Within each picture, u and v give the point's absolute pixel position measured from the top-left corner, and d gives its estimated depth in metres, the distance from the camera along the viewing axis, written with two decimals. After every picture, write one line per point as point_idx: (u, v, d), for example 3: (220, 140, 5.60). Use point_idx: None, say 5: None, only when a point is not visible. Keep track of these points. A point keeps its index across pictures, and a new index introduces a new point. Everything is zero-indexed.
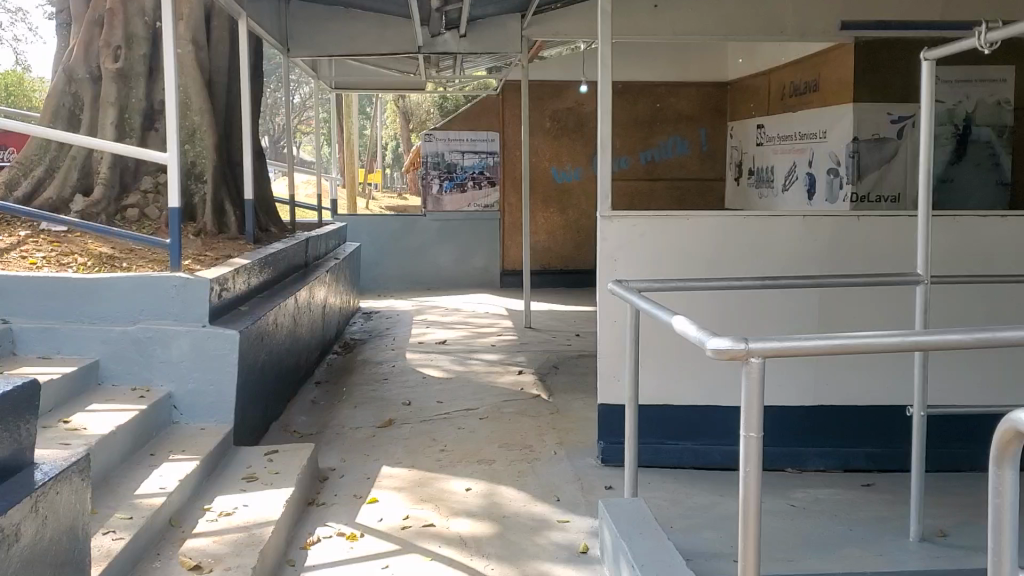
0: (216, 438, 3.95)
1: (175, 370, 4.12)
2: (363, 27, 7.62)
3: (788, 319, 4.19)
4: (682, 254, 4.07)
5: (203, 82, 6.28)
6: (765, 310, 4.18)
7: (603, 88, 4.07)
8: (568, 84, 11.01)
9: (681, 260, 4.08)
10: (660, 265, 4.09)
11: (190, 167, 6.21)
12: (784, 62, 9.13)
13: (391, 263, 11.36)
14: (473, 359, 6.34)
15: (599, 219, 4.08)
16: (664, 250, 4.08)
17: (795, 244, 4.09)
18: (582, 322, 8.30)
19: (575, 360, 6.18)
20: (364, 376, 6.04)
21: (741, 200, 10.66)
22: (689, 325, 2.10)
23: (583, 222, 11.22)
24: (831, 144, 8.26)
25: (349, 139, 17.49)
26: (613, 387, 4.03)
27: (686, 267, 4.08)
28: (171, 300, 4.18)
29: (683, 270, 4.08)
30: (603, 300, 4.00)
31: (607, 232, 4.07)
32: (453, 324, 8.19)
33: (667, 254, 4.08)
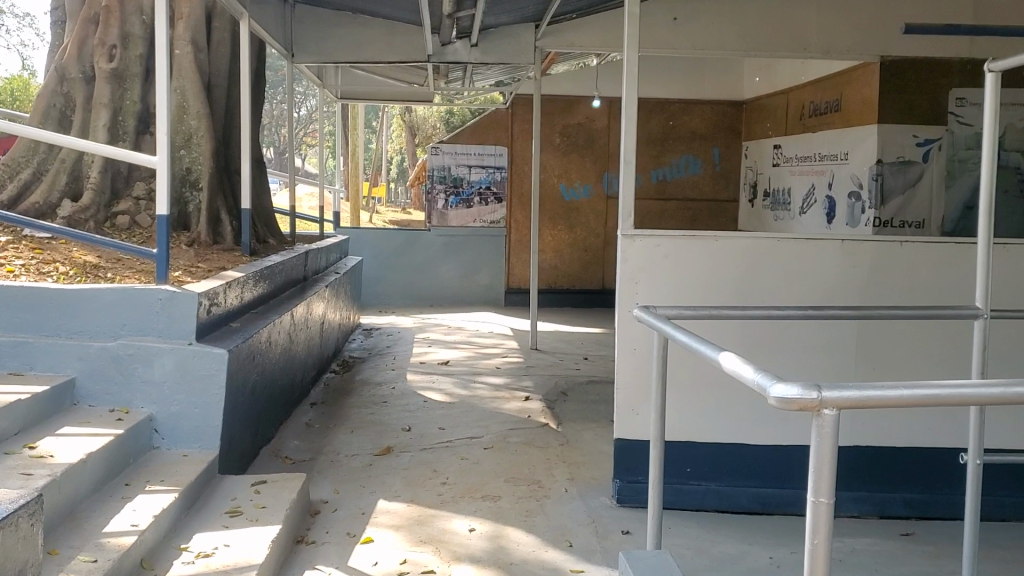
0: (198, 466, 3.63)
1: (157, 391, 3.80)
2: (370, 34, 7.35)
3: (822, 351, 3.88)
4: (710, 278, 3.76)
5: (202, 85, 6.00)
6: (797, 341, 3.87)
7: (628, 98, 3.78)
8: (579, 99, 10.73)
9: (708, 285, 3.76)
10: (686, 289, 3.77)
11: (186, 174, 5.92)
12: (804, 81, 8.89)
13: (393, 279, 11.04)
14: (478, 382, 6.01)
15: (620, 237, 3.76)
16: (690, 272, 3.76)
17: (832, 272, 3.78)
18: (590, 345, 7.98)
19: (585, 386, 5.86)
20: (362, 398, 5.72)
21: (755, 222, 10.39)
22: (744, 368, 1.80)
23: (591, 241, 10.92)
24: (852, 166, 7.96)
25: (354, 151, 17.21)
26: (632, 421, 3.73)
27: (713, 293, 3.77)
28: (155, 315, 3.86)
29: (711, 296, 3.77)
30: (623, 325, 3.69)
31: (628, 252, 3.75)
32: (456, 344, 7.87)
33: (693, 278, 3.76)
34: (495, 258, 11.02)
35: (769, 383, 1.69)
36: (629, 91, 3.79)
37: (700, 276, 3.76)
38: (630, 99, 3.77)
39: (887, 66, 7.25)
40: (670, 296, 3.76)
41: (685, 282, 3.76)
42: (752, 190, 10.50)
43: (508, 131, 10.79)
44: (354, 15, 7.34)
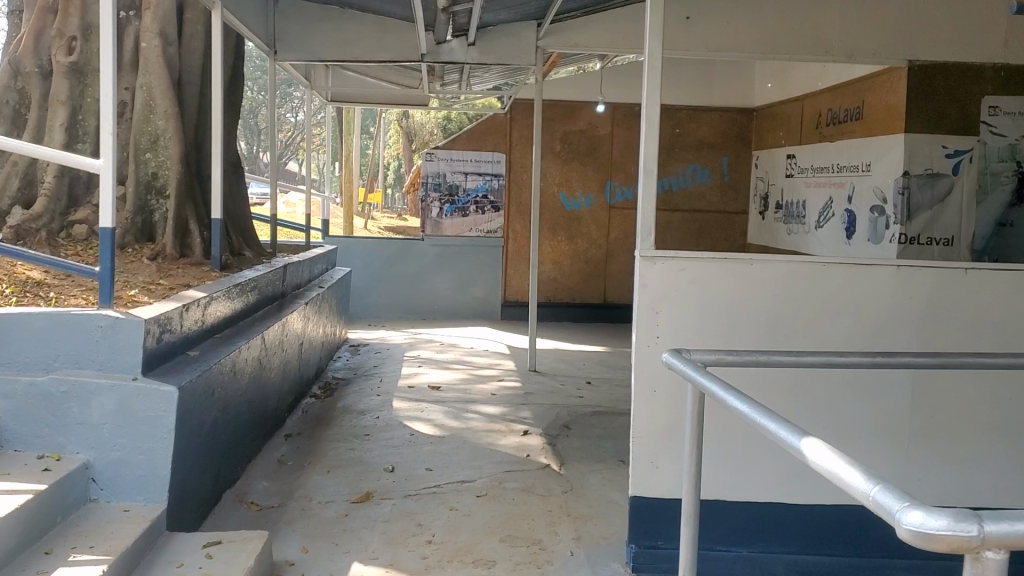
0: (140, 525, 3.07)
1: (95, 435, 3.25)
2: (359, 30, 6.82)
3: (874, 396, 3.34)
4: (743, 309, 3.22)
5: (172, 83, 5.46)
6: (843, 385, 3.34)
7: (647, 98, 3.24)
8: (582, 104, 10.22)
9: (742, 317, 3.22)
10: (716, 324, 3.22)
11: (151, 180, 5.39)
12: (822, 87, 8.38)
13: (384, 290, 10.49)
14: (471, 411, 5.45)
15: (639, 261, 3.21)
16: (719, 303, 3.21)
17: (884, 303, 3.25)
18: (593, 367, 7.43)
19: (589, 418, 5.30)
20: (344, 429, 5.17)
21: (767, 235, 9.88)
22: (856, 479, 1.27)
23: (593, 252, 10.38)
24: (876, 178, 7.47)
25: (350, 156, 16.64)
26: (652, 476, 3.23)
27: (747, 326, 3.23)
28: (94, 345, 3.30)
29: (744, 328, 3.22)
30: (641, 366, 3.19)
31: (648, 278, 3.20)
32: (448, 364, 7.32)
33: (722, 309, 3.21)
34: (491, 269, 10.46)
35: (899, 508, 1.16)
36: (649, 90, 3.25)
37: (734, 306, 3.22)
38: (655, 100, 3.24)
39: (914, 71, 6.78)
40: (695, 332, 3.21)
41: (715, 313, 3.21)
42: (763, 203, 10.00)
43: (506, 138, 10.26)
44: (341, 9, 6.78)
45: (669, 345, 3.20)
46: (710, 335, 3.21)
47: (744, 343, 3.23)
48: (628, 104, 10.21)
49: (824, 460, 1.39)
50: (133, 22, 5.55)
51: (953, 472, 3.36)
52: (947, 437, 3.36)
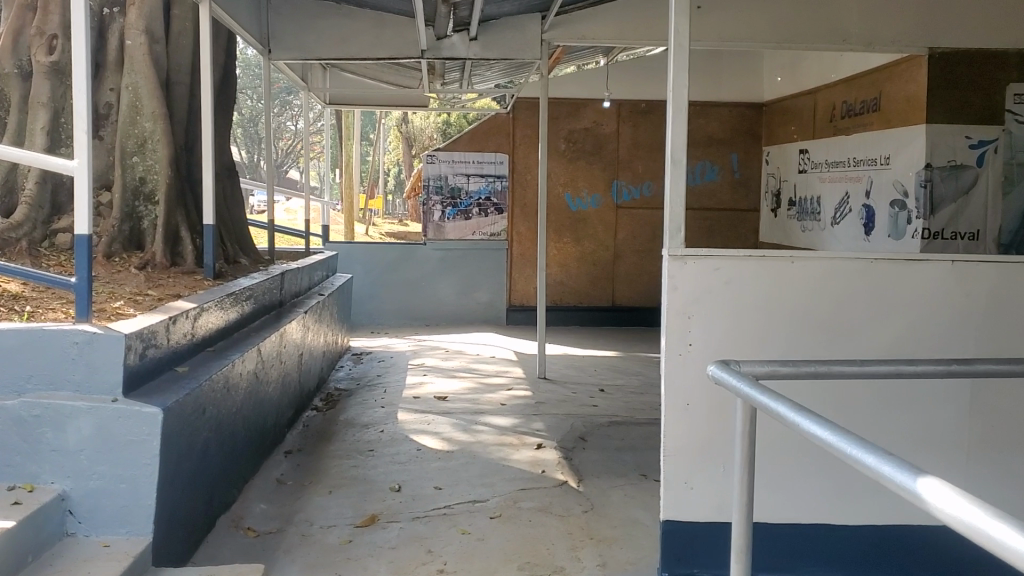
0: (122, 561, 2.79)
1: (72, 463, 2.98)
2: (355, 26, 6.54)
3: (928, 406, 3.07)
4: (782, 311, 2.94)
5: (159, 82, 5.19)
6: (895, 395, 3.07)
7: (673, 81, 2.94)
8: (587, 101, 9.94)
9: (781, 319, 2.95)
10: (753, 328, 2.94)
11: (139, 185, 5.11)
12: (836, 79, 8.10)
13: (386, 296, 10.20)
14: (480, 423, 5.16)
15: (667, 260, 2.93)
16: (757, 305, 2.93)
17: (938, 302, 2.98)
18: (604, 373, 7.13)
19: (605, 428, 5.01)
20: (347, 444, 4.89)
21: (780, 233, 9.59)
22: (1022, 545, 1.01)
23: (600, 253, 10.10)
24: (895, 172, 7.17)
25: (350, 161, 16.37)
26: (685, 499, 2.97)
27: (788, 329, 2.95)
28: (71, 364, 3.04)
29: (785, 332, 2.95)
30: (672, 377, 2.92)
31: (679, 279, 2.91)
32: (454, 372, 7.02)
33: (760, 311, 2.94)
34: (496, 273, 10.17)
35: None
36: (675, 72, 2.94)
37: (774, 308, 2.94)
38: (682, 83, 2.94)
39: (937, 57, 6.48)
40: (732, 338, 2.94)
41: (752, 317, 2.94)
42: (775, 200, 9.72)
43: (509, 138, 10.00)
44: (336, 5, 6.49)
45: (703, 352, 2.92)
46: (747, 341, 2.94)
47: (786, 348, 2.96)
48: (635, 101, 9.94)
49: (960, 510, 1.13)
50: (118, 19, 5.28)
51: (1016, 489, 3.08)
52: (1010, 449, 3.08)
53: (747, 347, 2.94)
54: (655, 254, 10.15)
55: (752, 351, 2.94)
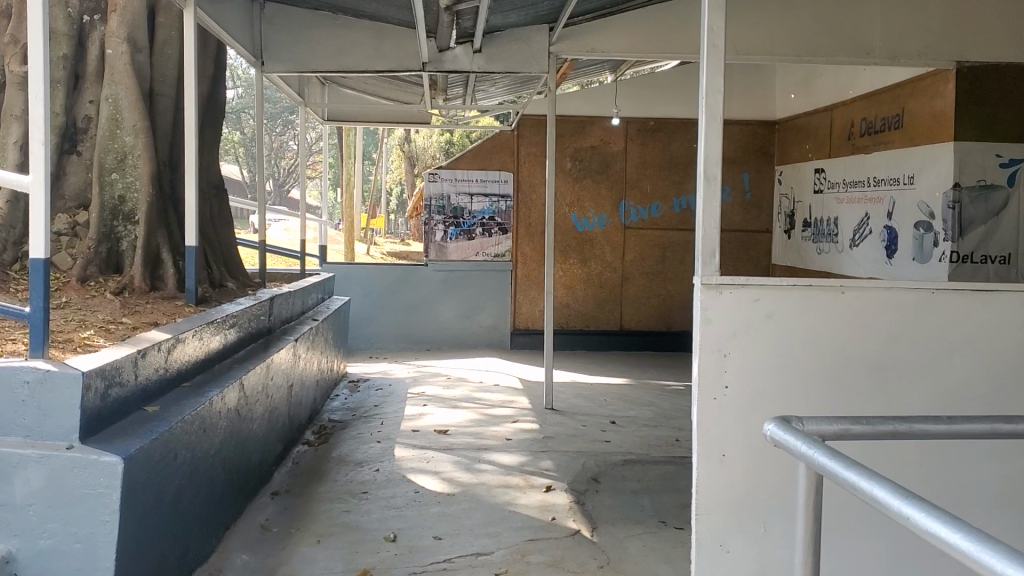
0: None
1: (20, 520, 2.62)
2: (353, 38, 6.20)
3: (989, 469, 2.83)
4: (830, 350, 2.59)
5: (142, 93, 4.87)
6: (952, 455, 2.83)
7: (706, 85, 2.61)
8: (594, 119, 9.61)
9: (829, 360, 2.60)
10: (796, 369, 2.58)
11: (118, 204, 4.76)
12: (855, 94, 7.79)
13: (385, 320, 9.80)
14: (484, 462, 4.78)
15: (700, 290, 2.57)
16: (803, 343, 2.58)
17: (1007, 342, 2.64)
18: (615, 403, 6.73)
19: (620, 468, 4.63)
20: (340, 484, 4.52)
21: (794, 255, 9.24)
22: None
23: (607, 275, 9.74)
24: (920, 192, 6.81)
25: (351, 180, 16.01)
26: (720, 563, 2.61)
27: (839, 371, 2.60)
28: (21, 405, 2.68)
29: (835, 374, 2.60)
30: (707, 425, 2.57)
31: (714, 311, 2.55)
32: (456, 402, 6.63)
33: (807, 350, 2.58)
34: (500, 295, 9.80)
35: None
36: (710, 75, 2.61)
37: (821, 347, 2.59)
38: (717, 88, 2.60)
39: (964, 73, 6.20)
40: (772, 379, 2.58)
41: (799, 356, 2.58)
42: (788, 221, 9.37)
43: (513, 156, 9.69)
44: (335, 15, 6.16)
45: (742, 398, 2.57)
46: (793, 384, 2.58)
47: (837, 393, 2.60)
48: (644, 118, 9.63)
49: None
50: (99, 26, 4.95)
51: None
52: None
53: (794, 391, 2.58)
54: (664, 278, 9.78)
55: (799, 396, 2.58)
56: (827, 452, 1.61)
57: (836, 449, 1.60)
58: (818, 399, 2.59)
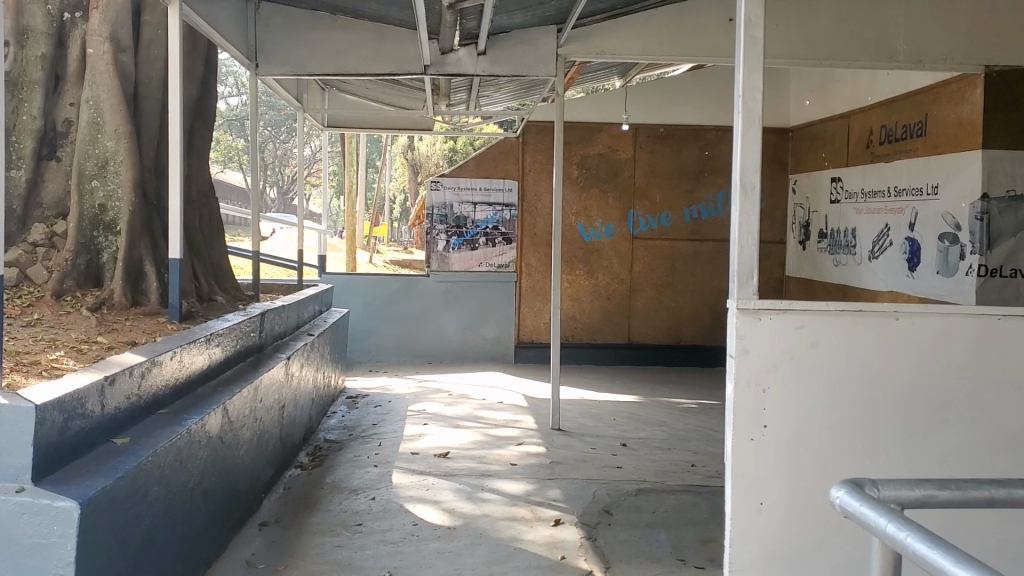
0: None
1: None
2: (352, 39, 5.90)
3: None
4: (881, 382, 2.43)
5: (125, 97, 4.59)
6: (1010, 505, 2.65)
7: (742, 82, 2.47)
8: (602, 125, 9.33)
9: (879, 393, 2.44)
10: (841, 401, 2.43)
11: (99, 214, 4.46)
12: (875, 100, 7.51)
13: (386, 332, 9.49)
14: (487, 490, 4.46)
15: (740, 313, 2.43)
16: (849, 373, 2.43)
17: None
18: (624, 423, 6.40)
19: (633, 499, 4.31)
20: (333, 514, 4.20)
21: (810, 267, 8.92)
22: None
23: (615, 287, 9.43)
24: (944, 203, 6.49)
25: (354, 187, 15.71)
26: None
27: (890, 405, 2.44)
28: None
29: (885, 408, 2.44)
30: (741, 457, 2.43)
31: (751, 335, 2.43)
32: (459, 421, 6.30)
33: (854, 382, 2.43)
34: (504, 307, 9.50)
35: None
36: (748, 71, 2.47)
37: (870, 379, 2.43)
38: (755, 86, 2.47)
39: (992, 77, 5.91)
40: (815, 410, 2.43)
41: (845, 389, 2.43)
42: (803, 232, 9.06)
43: (518, 164, 9.42)
44: (332, 15, 5.86)
45: (780, 436, 2.43)
46: (839, 421, 2.43)
47: (887, 430, 2.45)
48: (653, 125, 9.35)
49: None
50: (80, 25, 4.67)
51: None
52: None
53: (838, 428, 2.43)
54: (674, 290, 9.48)
55: (844, 434, 2.43)
56: (921, 537, 1.26)
57: (933, 533, 1.25)
58: (864, 435, 2.44)
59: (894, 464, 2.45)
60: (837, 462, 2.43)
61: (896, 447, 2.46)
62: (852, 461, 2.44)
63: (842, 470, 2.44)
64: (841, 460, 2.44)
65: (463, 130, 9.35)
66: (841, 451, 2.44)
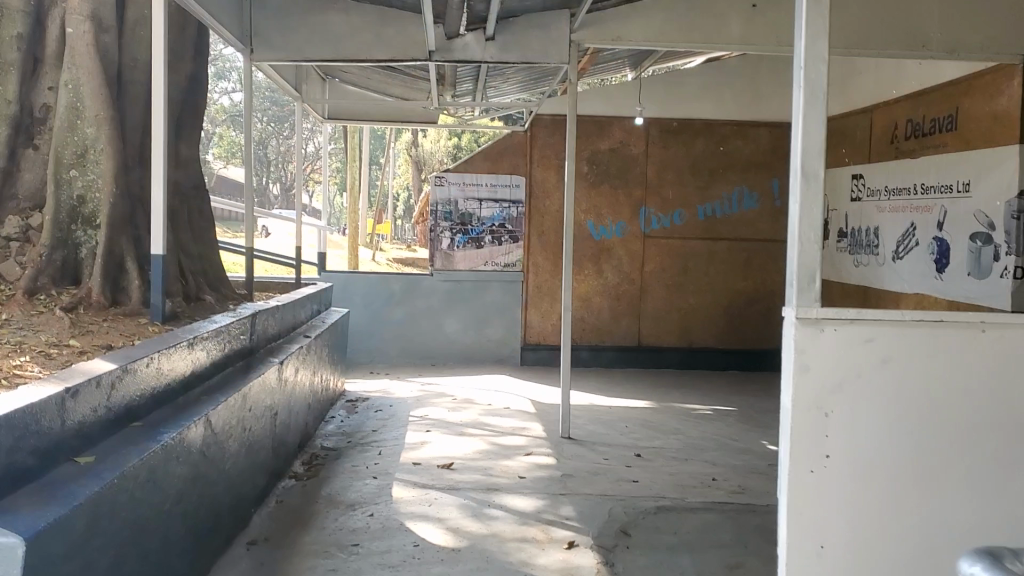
0: None
1: None
2: (353, 23, 5.53)
3: None
4: (952, 399, 2.30)
5: (108, 81, 4.27)
6: None
7: (802, 58, 2.33)
8: (614, 119, 9.00)
9: (950, 410, 2.30)
10: (910, 418, 2.31)
11: (77, 206, 4.14)
12: (902, 93, 7.18)
13: (387, 332, 9.16)
14: (495, 507, 4.14)
15: (802, 318, 2.31)
16: (919, 389, 2.30)
17: None
18: (638, 431, 6.06)
19: (652, 517, 3.98)
20: (326, 534, 3.86)
21: (830, 268, 8.56)
22: None
23: (625, 286, 9.09)
24: (977, 201, 6.14)
25: (356, 184, 15.35)
26: None
27: (961, 423, 2.30)
28: None
29: (956, 426, 2.31)
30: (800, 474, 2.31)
31: (816, 345, 2.30)
32: (463, 429, 5.97)
33: (924, 397, 2.30)
34: (510, 308, 9.17)
35: None
36: (810, 43, 2.32)
37: (941, 395, 2.30)
38: (820, 54, 2.32)
39: None
40: (880, 425, 2.30)
41: (914, 407, 2.30)
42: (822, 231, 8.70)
43: (526, 159, 9.10)
44: None
45: (845, 458, 2.31)
46: (908, 442, 2.31)
47: (957, 449, 2.31)
48: (666, 119, 9.01)
49: None
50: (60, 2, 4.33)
51: None
52: None
53: (908, 450, 2.31)
54: (687, 291, 9.14)
55: (912, 454, 2.31)
56: None
57: None
58: (932, 452, 2.31)
59: (962, 487, 2.31)
60: (904, 483, 2.31)
61: (967, 468, 2.31)
62: (925, 486, 2.31)
63: (911, 494, 2.31)
64: (910, 484, 2.31)
65: (469, 124, 9.03)
66: (908, 472, 2.31)
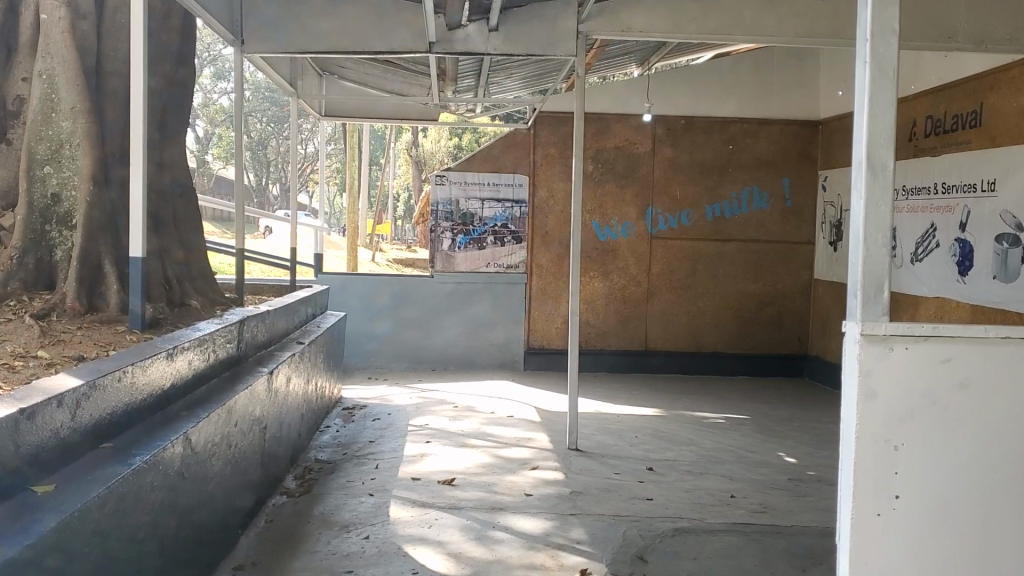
0: None
1: None
2: (350, 14, 5.24)
3: None
4: None
5: (86, 71, 3.99)
6: None
7: (869, 28, 2.17)
8: (620, 116, 8.72)
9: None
10: (981, 441, 2.17)
11: (51, 205, 3.87)
12: (922, 87, 6.91)
13: (386, 335, 8.87)
14: (500, 529, 3.85)
15: (871, 333, 2.16)
16: (994, 410, 2.16)
17: None
18: (649, 442, 5.77)
19: (668, 541, 3.69)
20: (316, 559, 3.57)
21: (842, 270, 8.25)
22: None
23: (632, 289, 8.81)
24: (1003, 201, 5.85)
25: (357, 184, 15.06)
26: None
27: None
28: None
29: None
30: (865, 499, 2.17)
31: (886, 363, 2.16)
32: (466, 440, 5.68)
33: (998, 420, 2.17)
34: (514, 311, 8.90)
35: None
36: (878, 14, 2.16)
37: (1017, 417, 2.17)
38: (891, 24, 2.15)
39: None
40: (949, 448, 2.17)
41: (986, 428, 2.17)
42: (835, 233, 8.40)
43: (530, 157, 8.83)
44: None
45: (914, 489, 2.17)
46: (980, 465, 2.17)
47: None
48: (674, 116, 8.74)
49: None
50: None
51: None
52: None
53: (980, 474, 2.17)
54: (695, 294, 8.86)
55: (983, 479, 2.18)
56: None
57: None
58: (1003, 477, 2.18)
59: None
60: (973, 510, 2.18)
61: None
62: (1000, 519, 2.18)
63: (982, 521, 2.18)
64: (981, 511, 2.18)
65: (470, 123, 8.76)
66: (979, 497, 2.18)
